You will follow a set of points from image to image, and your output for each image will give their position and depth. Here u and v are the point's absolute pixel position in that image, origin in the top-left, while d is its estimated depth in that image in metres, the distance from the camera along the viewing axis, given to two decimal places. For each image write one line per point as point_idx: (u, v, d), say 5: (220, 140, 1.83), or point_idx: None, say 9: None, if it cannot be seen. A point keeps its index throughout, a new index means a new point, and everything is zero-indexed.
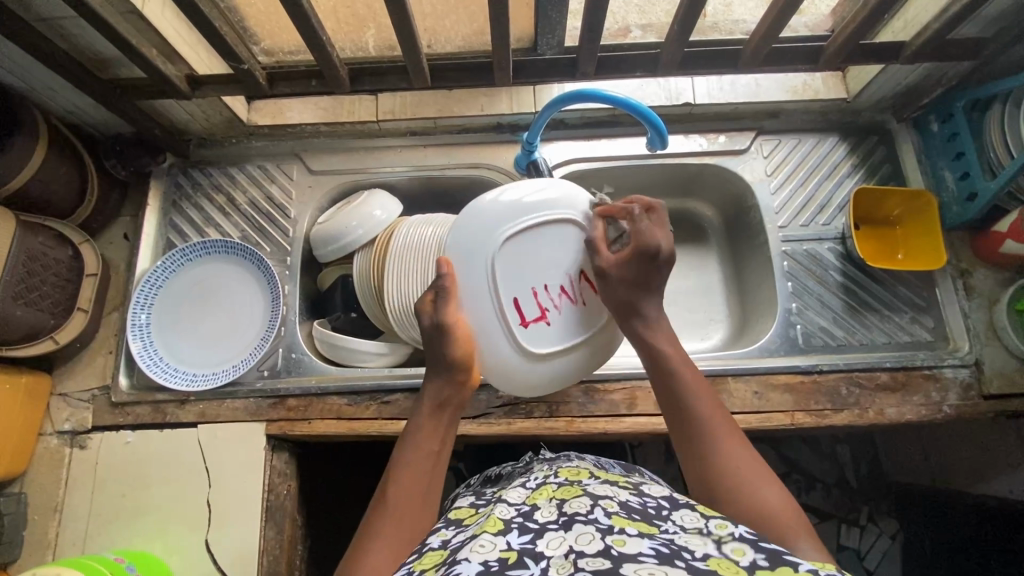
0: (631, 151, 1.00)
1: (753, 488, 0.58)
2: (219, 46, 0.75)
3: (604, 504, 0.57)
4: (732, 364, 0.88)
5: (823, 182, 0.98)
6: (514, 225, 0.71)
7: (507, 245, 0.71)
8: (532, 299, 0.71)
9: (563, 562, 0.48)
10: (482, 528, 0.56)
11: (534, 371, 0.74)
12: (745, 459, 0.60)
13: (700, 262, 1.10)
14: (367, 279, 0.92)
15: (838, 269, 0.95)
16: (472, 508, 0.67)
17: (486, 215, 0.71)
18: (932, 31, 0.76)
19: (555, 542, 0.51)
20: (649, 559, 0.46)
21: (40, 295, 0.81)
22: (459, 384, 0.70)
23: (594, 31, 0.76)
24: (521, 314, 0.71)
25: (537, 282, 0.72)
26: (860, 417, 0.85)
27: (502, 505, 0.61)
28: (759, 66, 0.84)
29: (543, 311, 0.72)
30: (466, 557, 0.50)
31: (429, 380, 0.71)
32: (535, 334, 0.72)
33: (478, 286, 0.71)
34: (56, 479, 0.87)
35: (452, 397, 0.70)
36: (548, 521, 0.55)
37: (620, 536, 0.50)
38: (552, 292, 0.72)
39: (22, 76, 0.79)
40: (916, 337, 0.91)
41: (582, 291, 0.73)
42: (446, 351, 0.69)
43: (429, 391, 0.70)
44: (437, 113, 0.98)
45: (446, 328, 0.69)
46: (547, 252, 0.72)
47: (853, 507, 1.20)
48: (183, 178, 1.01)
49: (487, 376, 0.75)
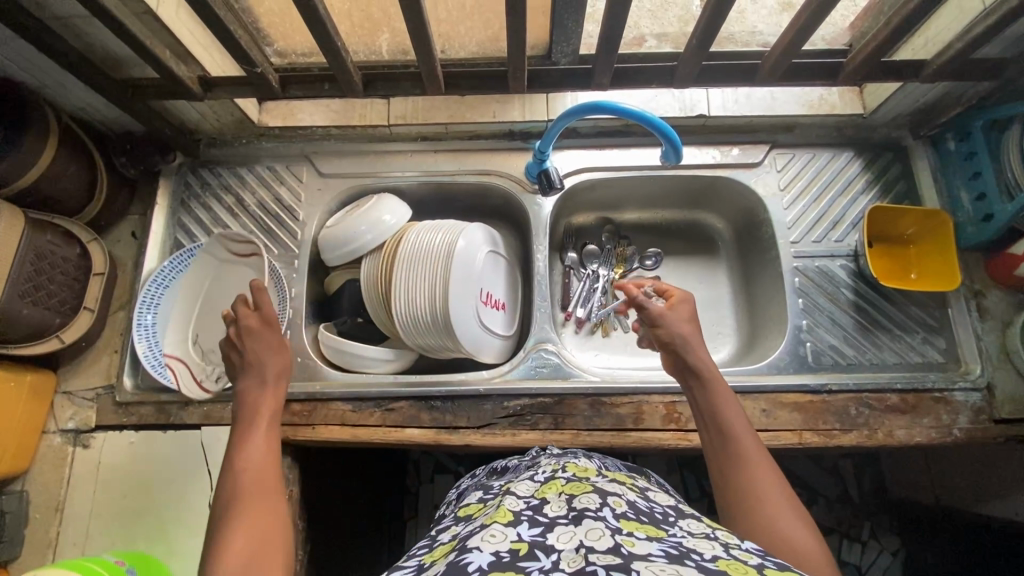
0: (643, 162, 0.99)
1: (782, 519, 0.60)
2: (233, 50, 0.74)
3: (612, 503, 0.56)
4: (742, 382, 0.87)
5: (837, 198, 0.97)
6: (460, 247, 0.90)
7: (457, 263, 0.89)
8: (468, 307, 0.89)
9: (574, 556, 0.48)
10: (492, 518, 0.55)
11: (364, 361, 0.91)
12: (772, 487, 0.63)
13: (710, 274, 1.09)
14: (223, 265, 0.96)
15: (850, 287, 0.93)
16: (480, 502, 0.66)
17: (433, 239, 0.90)
18: (955, 51, 0.74)
19: (565, 537, 0.51)
20: (660, 558, 0.46)
21: (48, 293, 0.81)
22: (263, 380, 0.81)
23: (611, 41, 0.75)
24: (460, 317, 0.88)
25: (474, 297, 0.91)
26: (869, 438, 0.84)
27: (511, 496, 0.60)
28: (776, 80, 0.83)
29: (472, 317, 0.90)
30: (476, 546, 0.50)
31: (246, 380, 0.81)
32: (467, 335, 0.89)
33: (197, 353, 0.93)
34: (58, 478, 0.86)
35: (279, 400, 0.81)
36: (557, 516, 0.54)
37: (629, 537, 0.50)
38: (479, 303, 0.92)
39: (32, 71, 0.79)
40: (927, 358, 0.90)
41: (493, 310, 0.95)
42: (265, 361, 0.82)
43: (246, 392, 0.80)
44: (448, 119, 0.98)
45: (268, 347, 0.82)
46: (475, 274, 0.92)
47: (855, 523, 1.25)
48: (192, 177, 1.00)
49: (352, 368, 0.92)
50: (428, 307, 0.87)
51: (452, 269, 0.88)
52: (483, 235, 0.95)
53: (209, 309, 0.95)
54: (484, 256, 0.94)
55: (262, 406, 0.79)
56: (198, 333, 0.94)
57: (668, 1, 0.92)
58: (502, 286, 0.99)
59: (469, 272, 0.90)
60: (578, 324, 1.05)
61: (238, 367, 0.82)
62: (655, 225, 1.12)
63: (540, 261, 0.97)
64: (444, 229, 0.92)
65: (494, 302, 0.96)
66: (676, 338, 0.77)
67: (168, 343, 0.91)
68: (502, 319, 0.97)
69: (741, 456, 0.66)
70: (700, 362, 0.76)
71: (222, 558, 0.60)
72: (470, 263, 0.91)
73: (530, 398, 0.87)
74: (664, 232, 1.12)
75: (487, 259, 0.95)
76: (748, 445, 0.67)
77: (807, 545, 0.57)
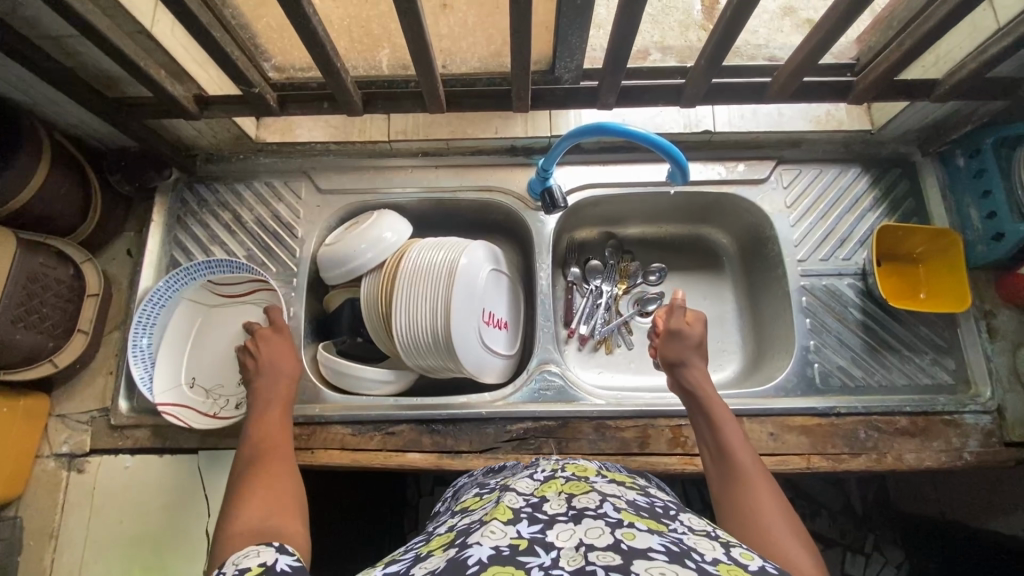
0: (647, 178, 0.98)
1: (776, 527, 0.58)
2: (230, 70, 0.72)
3: (612, 499, 0.55)
4: (748, 405, 0.86)
5: (845, 215, 0.96)
6: (463, 268, 0.88)
7: (460, 284, 0.87)
8: (471, 329, 0.88)
9: (573, 554, 0.46)
10: (491, 514, 0.53)
11: (364, 381, 0.89)
12: (769, 500, 0.62)
13: (714, 290, 1.08)
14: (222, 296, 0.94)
15: (858, 307, 0.92)
16: (478, 495, 0.65)
17: (436, 259, 0.89)
18: (969, 71, 0.72)
19: (565, 535, 0.49)
20: (660, 556, 0.45)
21: (40, 316, 0.79)
22: (275, 377, 0.81)
23: (618, 61, 0.73)
24: (462, 340, 0.87)
25: (477, 318, 0.89)
26: (878, 462, 0.83)
27: (511, 492, 0.57)
28: (786, 99, 0.81)
29: (475, 338, 0.89)
30: (477, 541, 0.48)
31: (258, 380, 0.81)
32: (470, 357, 0.88)
33: (196, 395, 0.89)
34: (52, 504, 0.85)
35: (290, 396, 0.81)
36: (556, 513, 0.52)
37: (629, 529, 0.49)
38: (482, 323, 0.90)
39: (25, 90, 0.77)
40: (937, 380, 0.88)
41: (496, 329, 0.94)
42: (275, 365, 0.82)
43: (258, 388, 0.80)
44: (450, 134, 0.97)
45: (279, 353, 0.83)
46: (478, 295, 0.90)
47: (859, 535, 1.24)
48: (189, 194, 0.98)
49: (353, 390, 0.90)
50: (430, 329, 0.86)
51: (454, 291, 0.86)
52: (491, 255, 0.95)
53: (204, 351, 0.92)
54: (492, 274, 0.95)
55: (274, 398, 0.79)
56: (193, 376, 0.90)
57: (669, 7, 0.92)
58: (505, 303, 0.97)
59: (471, 292, 0.89)
60: (582, 341, 1.04)
61: (251, 374, 0.82)
62: (658, 240, 1.10)
63: (543, 280, 0.95)
64: (448, 248, 0.91)
65: (497, 321, 0.94)
66: (680, 357, 0.80)
67: (167, 390, 0.87)
68: (506, 336, 0.96)
69: (740, 472, 0.66)
70: (704, 385, 0.78)
71: (238, 522, 0.59)
72: (472, 284, 0.89)
73: (533, 421, 0.86)
74: (668, 247, 1.10)
75: (494, 276, 0.95)
76: (747, 461, 0.67)
77: (797, 556, 0.55)
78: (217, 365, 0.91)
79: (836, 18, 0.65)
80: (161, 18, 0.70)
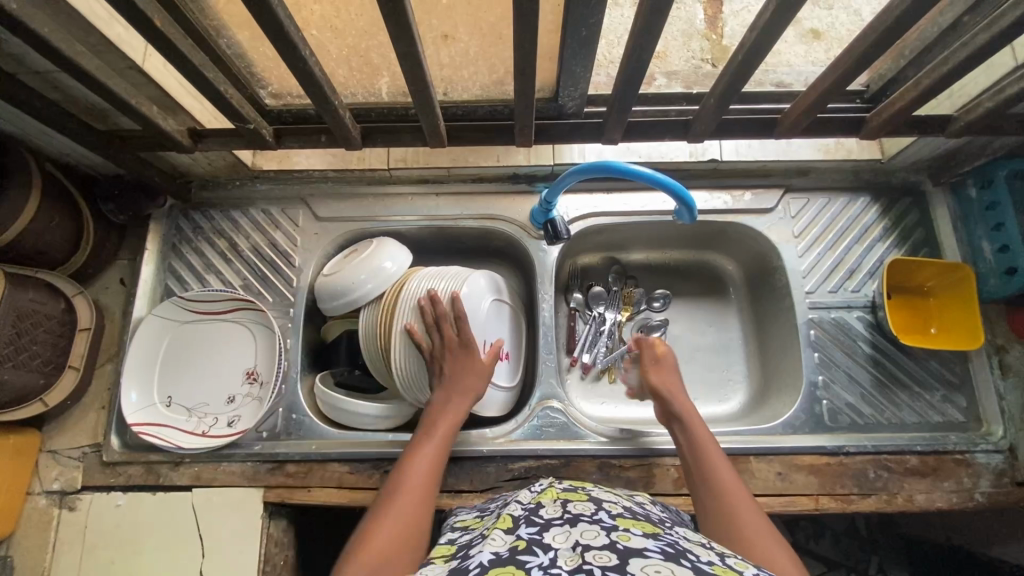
0: (651, 206, 0.96)
1: (762, 542, 0.55)
2: (225, 106, 0.70)
3: (608, 507, 0.53)
4: (758, 444, 0.84)
5: (854, 245, 0.94)
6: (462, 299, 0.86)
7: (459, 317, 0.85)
8: None
9: (570, 554, 0.43)
10: (493, 526, 0.51)
11: (361, 416, 0.87)
12: (751, 514, 0.59)
13: (719, 317, 1.06)
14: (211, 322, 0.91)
15: (867, 341, 0.90)
16: (479, 516, 0.63)
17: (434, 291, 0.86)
18: (986, 109, 0.70)
19: (561, 535, 0.46)
20: (655, 555, 0.43)
21: (30, 354, 0.77)
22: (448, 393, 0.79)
23: (623, 96, 0.71)
24: None
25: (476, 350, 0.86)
26: (888, 503, 0.81)
27: (511, 504, 0.56)
28: (798, 135, 0.79)
29: None
30: (476, 550, 0.46)
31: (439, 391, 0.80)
32: None
33: (170, 415, 0.86)
34: (42, 543, 0.83)
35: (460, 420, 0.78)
36: (553, 517, 0.50)
37: (625, 532, 0.47)
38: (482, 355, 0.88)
39: (16, 125, 0.75)
40: (948, 417, 0.86)
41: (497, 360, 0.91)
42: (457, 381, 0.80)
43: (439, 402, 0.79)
44: (450, 162, 0.94)
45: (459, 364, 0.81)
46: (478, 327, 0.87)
47: (863, 557, 1.17)
48: (184, 222, 0.97)
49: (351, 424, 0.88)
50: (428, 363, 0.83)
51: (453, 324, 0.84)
52: (491, 283, 0.93)
53: (188, 371, 0.89)
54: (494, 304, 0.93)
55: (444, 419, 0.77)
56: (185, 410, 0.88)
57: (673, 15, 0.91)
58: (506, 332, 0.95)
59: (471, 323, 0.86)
60: (584, 370, 1.02)
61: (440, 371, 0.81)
62: (662, 266, 1.08)
63: (545, 310, 0.93)
64: (447, 278, 0.88)
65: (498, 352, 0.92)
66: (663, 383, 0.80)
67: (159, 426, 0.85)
68: (507, 367, 0.94)
69: (720, 487, 0.64)
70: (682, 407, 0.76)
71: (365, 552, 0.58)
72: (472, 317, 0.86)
73: (535, 459, 0.84)
74: (672, 273, 1.08)
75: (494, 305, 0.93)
76: (727, 479, 0.64)
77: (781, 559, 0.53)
78: (197, 387, 0.88)
79: (853, 57, 0.63)
80: (153, 54, 0.68)
